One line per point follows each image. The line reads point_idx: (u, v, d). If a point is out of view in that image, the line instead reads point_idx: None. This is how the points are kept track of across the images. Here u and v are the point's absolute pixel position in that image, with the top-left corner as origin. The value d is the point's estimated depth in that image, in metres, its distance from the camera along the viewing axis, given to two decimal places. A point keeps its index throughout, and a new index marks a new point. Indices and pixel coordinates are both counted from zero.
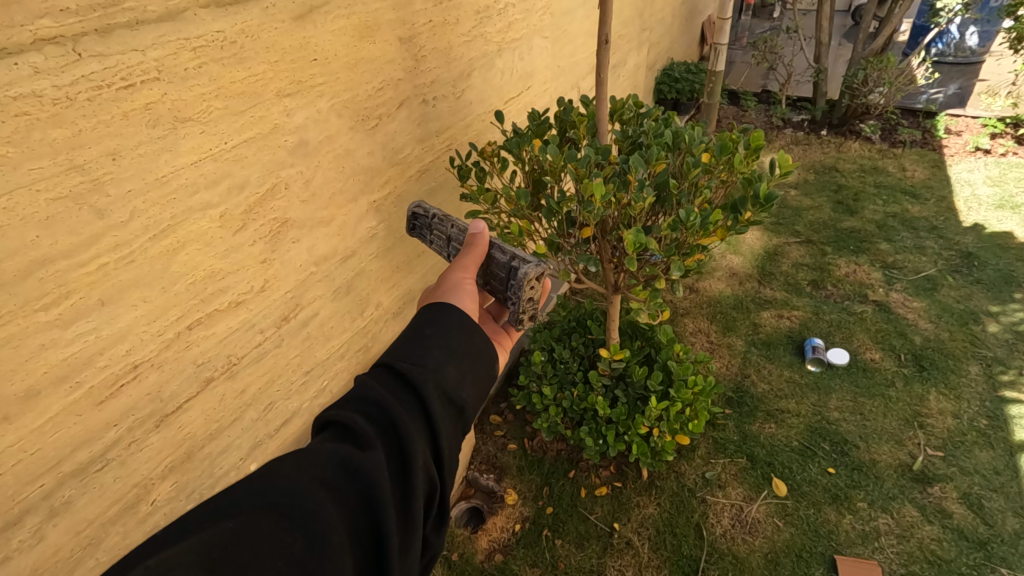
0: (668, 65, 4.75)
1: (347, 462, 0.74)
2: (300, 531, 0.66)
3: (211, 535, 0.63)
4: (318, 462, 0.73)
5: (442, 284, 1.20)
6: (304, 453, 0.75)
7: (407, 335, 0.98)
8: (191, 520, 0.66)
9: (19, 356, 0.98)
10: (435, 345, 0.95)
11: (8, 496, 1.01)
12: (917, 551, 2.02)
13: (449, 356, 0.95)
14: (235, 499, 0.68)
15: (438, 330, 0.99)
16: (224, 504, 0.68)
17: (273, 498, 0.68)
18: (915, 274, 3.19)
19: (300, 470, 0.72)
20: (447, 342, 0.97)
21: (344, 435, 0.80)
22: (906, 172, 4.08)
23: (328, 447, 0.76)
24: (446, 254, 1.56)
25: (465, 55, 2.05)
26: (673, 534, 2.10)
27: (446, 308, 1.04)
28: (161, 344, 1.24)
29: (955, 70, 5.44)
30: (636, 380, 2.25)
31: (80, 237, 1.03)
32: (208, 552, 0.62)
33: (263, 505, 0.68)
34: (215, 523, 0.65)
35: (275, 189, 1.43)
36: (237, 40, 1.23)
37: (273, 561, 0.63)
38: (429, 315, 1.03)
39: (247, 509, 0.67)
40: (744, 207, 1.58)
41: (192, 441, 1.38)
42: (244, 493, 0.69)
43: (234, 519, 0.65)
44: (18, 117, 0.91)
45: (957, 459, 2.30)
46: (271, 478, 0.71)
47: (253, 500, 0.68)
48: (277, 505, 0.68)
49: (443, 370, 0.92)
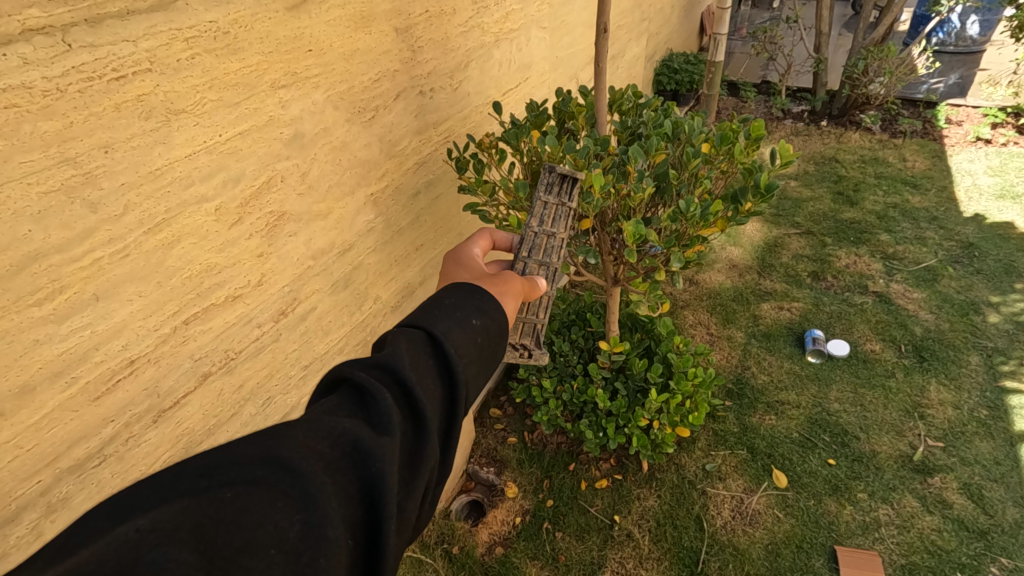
0: (668, 56, 4.72)
1: (359, 445, 0.69)
2: (297, 516, 0.62)
3: (204, 504, 0.60)
4: (328, 437, 0.69)
5: (499, 283, 1.18)
6: (316, 422, 0.70)
7: (449, 316, 0.96)
8: (185, 472, 0.62)
9: (13, 352, 0.97)
10: (470, 341, 0.93)
11: (6, 492, 1.01)
12: (918, 541, 2.03)
13: (477, 357, 0.93)
14: (237, 460, 0.64)
15: (479, 326, 0.97)
16: (222, 461, 0.64)
17: (277, 475, 0.64)
18: (916, 264, 3.18)
19: (308, 443, 0.68)
20: (480, 341, 0.95)
21: (360, 407, 0.76)
22: (906, 162, 4.06)
23: (344, 422, 0.71)
24: (530, 229, 1.45)
25: (462, 46, 2.03)
26: (673, 526, 2.10)
27: (491, 304, 1.04)
28: (157, 339, 1.23)
29: (955, 60, 5.40)
30: (636, 373, 2.26)
31: (73, 232, 1.02)
32: (200, 525, 0.58)
33: (263, 477, 0.63)
34: (209, 486, 0.61)
35: (271, 182, 1.41)
36: (230, 30, 1.21)
37: (266, 548, 0.60)
38: (475, 303, 1.01)
39: (245, 479, 0.63)
40: (744, 197, 1.57)
41: (191, 436, 1.38)
42: (247, 455, 0.65)
43: (232, 489, 0.61)
44: (7, 109, 0.89)
45: (957, 449, 2.29)
46: (277, 444, 0.67)
47: (252, 470, 0.64)
48: (277, 482, 0.63)
49: (468, 368, 0.91)
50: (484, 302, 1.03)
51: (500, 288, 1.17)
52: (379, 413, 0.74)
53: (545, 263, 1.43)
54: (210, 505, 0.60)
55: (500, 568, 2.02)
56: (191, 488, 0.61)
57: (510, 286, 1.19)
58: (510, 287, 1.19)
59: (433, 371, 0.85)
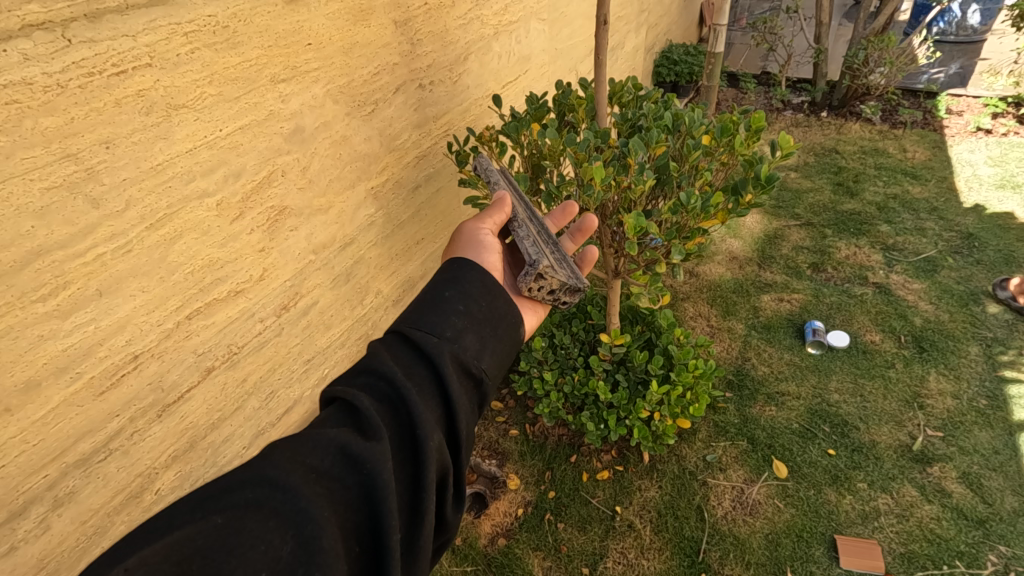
0: (667, 48, 4.69)
1: (348, 450, 0.72)
2: (290, 532, 0.64)
3: (197, 532, 0.62)
4: (316, 450, 0.71)
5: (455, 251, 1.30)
6: (302, 437, 0.73)
7: (427, 299, 0.98)
8: (179, 511, 0.65)
9: (19, 347, 0.99)
10: (452, 312, 0.95)
11: (12, 486, 1.03)
12: (917, 529, 2.04)
13: (466, 325, 0.95)
14: (228, 488, 0.67)
15: (457, 294, 0.99)
16: (214, 492, 0.67)
17: (266, 494, 0.66)
18: (916, 255, 3.18)
19: (295, 459, 0.70)
20: (464, 308, 0.97)
21: (349, 415, 0.78)
22: (906, 153, 4.06)
23: (329, 432, 0.73)
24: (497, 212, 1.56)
25: (461, 39, 2.02)
26: (674, 516, 2.11)
27: (466, 268, 1.04)
28: (160, 334, 1.24)
29: (956, 49, 5.38)
30: (636, 365, 2.27)
31: (76, 227, 1.03)
32: (193, 554, 0.60)
33: (254, 499, 0.66)
34: (203, 515, 0.64)
35: (272, 177, 1.42)
36: (229, 25, 1.21)
37: (258, 570, 0.61)
38: (449, 276, 1.03)
39: (237, 503, 0.65)
40: (745, 189, 1.55)
41: (195, 430, 1.40)
42: (238, 481, 0.68)
43: (222, 515, 0.64)
44: (9, 105, 0.90)
45: (956, 439, 2.31)
46: (266, 466, 0.69)
47: (244, 493, 0.66)
48: (269, 501, 0.66)
49: (461, 344, 0.92)
50: (460, 271, 1.04)
51: (478, 249, 1.29)
52: (364, 417, 0.77)
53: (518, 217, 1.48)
54: (203, 532, 0.62)
55: (502, 559, 2.03)
56: (185, 520, 0.64)
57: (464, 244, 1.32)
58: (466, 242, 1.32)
59: (419, 359, 0.87)
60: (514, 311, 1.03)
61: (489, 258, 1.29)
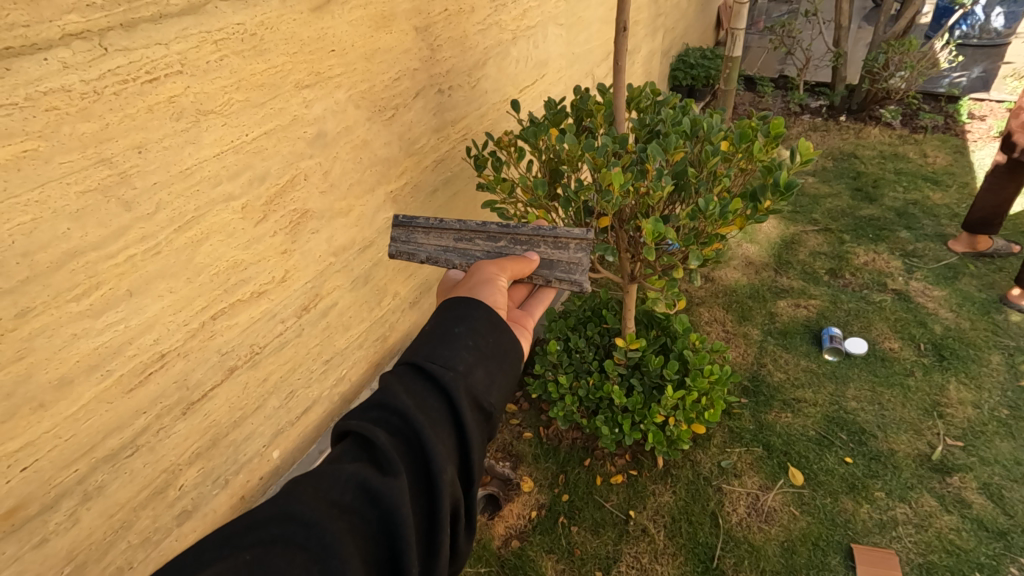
0: (684, 51, 4.68)
1: (367, 486, 0.74)
2: (316, 567, 0.66)
3: (228, 569, 0.65)
4: (337, 485, 0.74)
5: (473, 278, 1.22)
6: (322, 474, 0.75)
7: (436, 333, 0.97)
8: (208, 546, 0.68)
9: (52, 346, 1.03)
10: (462, 348, 0.95)
11: (45, 480, 1.08)
12: (935, 540, 2.01)
13: (476, 359, 0.94)
14: (254, 524, 0.69)
15: (466, 331, 0.98)
16: (241, 528, 0.69)
17: (292, 530, 0.69)
18: (936, 262, 3.14)
19: (316, 495, 0.72)
20: (473, 344, 0.96)
21: (364, 449, 0.80)
22: (927, 158, 4.00)
23: (347, 468, 0.76)
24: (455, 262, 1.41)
25: (480, 44, 2.04)
26: (689, 522, 2.11)
27: (474, 304, 1.03)
28: (186, 334, 1.28)
29: (979, 53, 5.28)
30: (651, 370, 2.26)
31: (109, 229, 1.06)
32: None
33: (280, 535, 0.68)
34: (231, 552, 0.67)
35: (294, 180, 1.44)
36: (257, 32, 1.24)
37: None
38: (457, 311, 1.02)
39: (264, 539, 0.68)
40: (764, 195, 1.53)
41: (217, 428, 1.43)
42: (264, 517, 0.70)
43: (250, 552, 0.67)
44: (48, 112, 0.94)
45: (977, 448, 2.28)
46: (290, 501, 0.71)
47: (270, 529, 0.69)
48: (295, 537, 0.68)
49: (471, 378, 0.92)
50: (467, 306, 1.02)
51: (486, 283, 1.19)
52: (381, 452, 0.79)
53: (493, 248, 1.40)
54: (233, 568, 0.65)
55: (516, 561, 2.05)
56: (214, 557, 0.66)
57: (479, 272, 1.22)
58: (483, 269, 1.23)
59: (431, 394, 0.88)
60: (519, 347, 1.03)
61: (497, 297, 1.17)
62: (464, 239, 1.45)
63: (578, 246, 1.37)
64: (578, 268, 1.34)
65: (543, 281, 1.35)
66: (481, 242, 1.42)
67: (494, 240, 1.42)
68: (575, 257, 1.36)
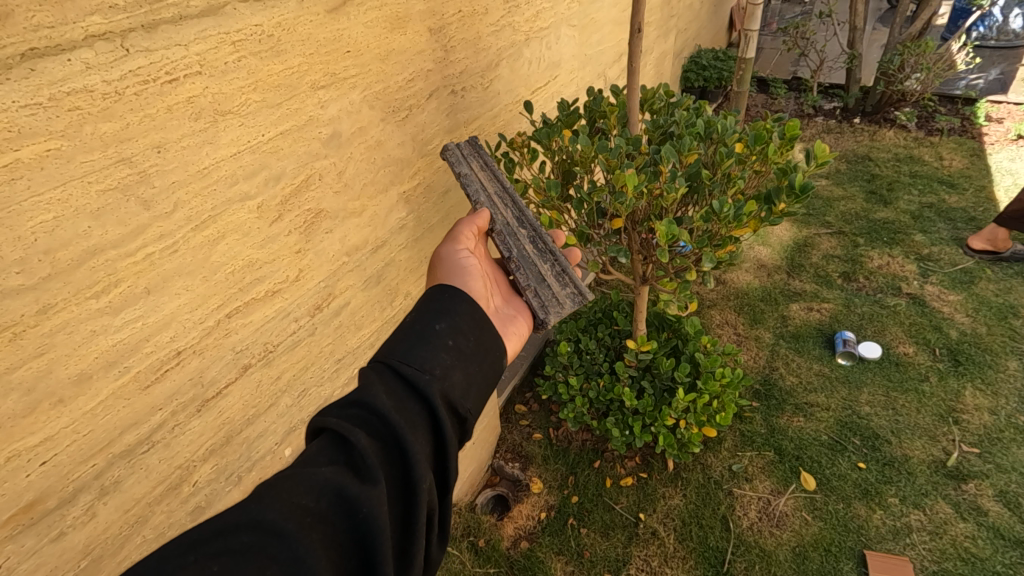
0: (696, 52, 4.68)
1: (344, 493, 0.75)
2: None
3: None
4: (312, 491, 0.74)
5: (445, 268, 1.27)
6: (297, 477, 0.75)
7: (415, 331, 0.99)
8: (170, 553, 0.67)
9: (74, 341, 1.04)
10: (440, 348, 0.97)
11: (63, 474, 1.09)
12: (951, 548, 1.99)
13: (454, 361, 0.97)
14: (221, 530, 0.69)
15: (446, 328, 1.00)
16: (207, 534, 0.69)
17: (262, 540, 0.69)
18: (952, 266, 3.10)
19: (290, 502, 0.73)
20: (453, 343, 0.98)
21: (341, 450, 0.81)
22: (943, 161, 3.95)
23: (323, 472, 0.76)
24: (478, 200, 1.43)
25: (493, 45, 2.05)
26: (699, 525, 2.10)
27: (455, 299, 1.06)
28: (202, 331, 1.29)
29: (997, 54, 5.20)
30: (663, 372, 2.25)
31: (128, 228, 1.08)
32: None
33: (251, 545, 0.68)
34: (196, 560, 0.66)
35: (309, 180, 1.45)
36: (274, 34, 1.25)
37: None
38: (437, 308, 1.04)
39: (232, 548, 0.68)
40: (778, 197, 1.52)
41: (231, 426, 1.45)
42: (232, 523, 0.70)
43: (218, 562, 0.66)
44: (71, 111, 0.95)
45: (993, 456, 2.24)
46: (262, 508, 0.71)
47: (241, 537, 0.69)
48: (267, 547, 0.69)
49: (448, 380, 0.94)
50: (447, 302, 1.06)
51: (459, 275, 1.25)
52: (359, 456, 0.79)
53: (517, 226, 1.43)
54: None
55: (525, 563, 2.05)
56: (178, 564, 0.66)
57: (448, 240, 1.32)
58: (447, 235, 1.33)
59: (410, 397, 0.89)
60: (497, 348, 1.06)
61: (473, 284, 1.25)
62: (499, 199, 1.49)
63: (572, 295, 1.33)
64: (555, 305, 1.30)
65: (525, 283, 1.32)
66: (510, 214, 1.46)
67: (521, 223, 1.45)
68: (561, 297, 1.33)
